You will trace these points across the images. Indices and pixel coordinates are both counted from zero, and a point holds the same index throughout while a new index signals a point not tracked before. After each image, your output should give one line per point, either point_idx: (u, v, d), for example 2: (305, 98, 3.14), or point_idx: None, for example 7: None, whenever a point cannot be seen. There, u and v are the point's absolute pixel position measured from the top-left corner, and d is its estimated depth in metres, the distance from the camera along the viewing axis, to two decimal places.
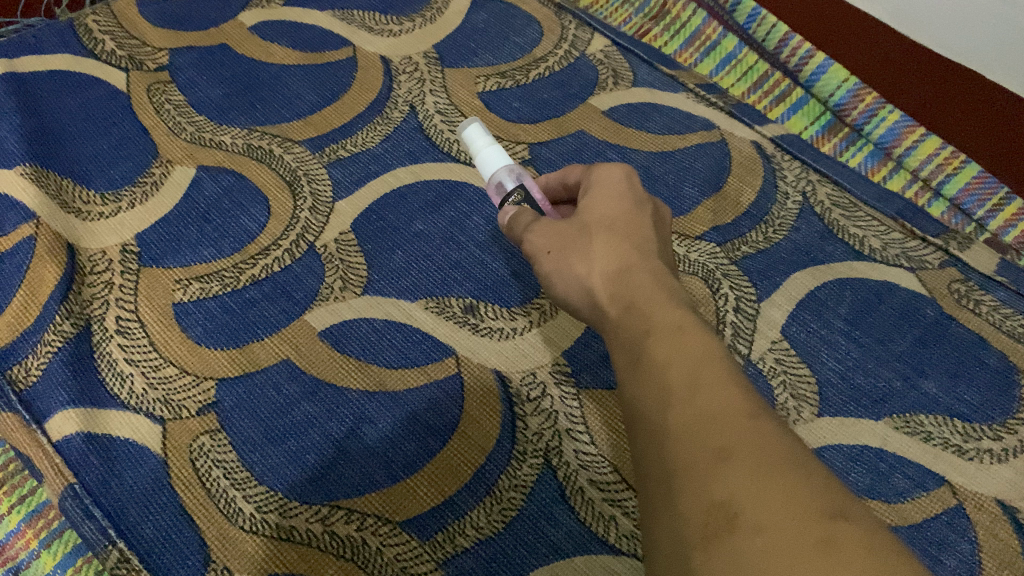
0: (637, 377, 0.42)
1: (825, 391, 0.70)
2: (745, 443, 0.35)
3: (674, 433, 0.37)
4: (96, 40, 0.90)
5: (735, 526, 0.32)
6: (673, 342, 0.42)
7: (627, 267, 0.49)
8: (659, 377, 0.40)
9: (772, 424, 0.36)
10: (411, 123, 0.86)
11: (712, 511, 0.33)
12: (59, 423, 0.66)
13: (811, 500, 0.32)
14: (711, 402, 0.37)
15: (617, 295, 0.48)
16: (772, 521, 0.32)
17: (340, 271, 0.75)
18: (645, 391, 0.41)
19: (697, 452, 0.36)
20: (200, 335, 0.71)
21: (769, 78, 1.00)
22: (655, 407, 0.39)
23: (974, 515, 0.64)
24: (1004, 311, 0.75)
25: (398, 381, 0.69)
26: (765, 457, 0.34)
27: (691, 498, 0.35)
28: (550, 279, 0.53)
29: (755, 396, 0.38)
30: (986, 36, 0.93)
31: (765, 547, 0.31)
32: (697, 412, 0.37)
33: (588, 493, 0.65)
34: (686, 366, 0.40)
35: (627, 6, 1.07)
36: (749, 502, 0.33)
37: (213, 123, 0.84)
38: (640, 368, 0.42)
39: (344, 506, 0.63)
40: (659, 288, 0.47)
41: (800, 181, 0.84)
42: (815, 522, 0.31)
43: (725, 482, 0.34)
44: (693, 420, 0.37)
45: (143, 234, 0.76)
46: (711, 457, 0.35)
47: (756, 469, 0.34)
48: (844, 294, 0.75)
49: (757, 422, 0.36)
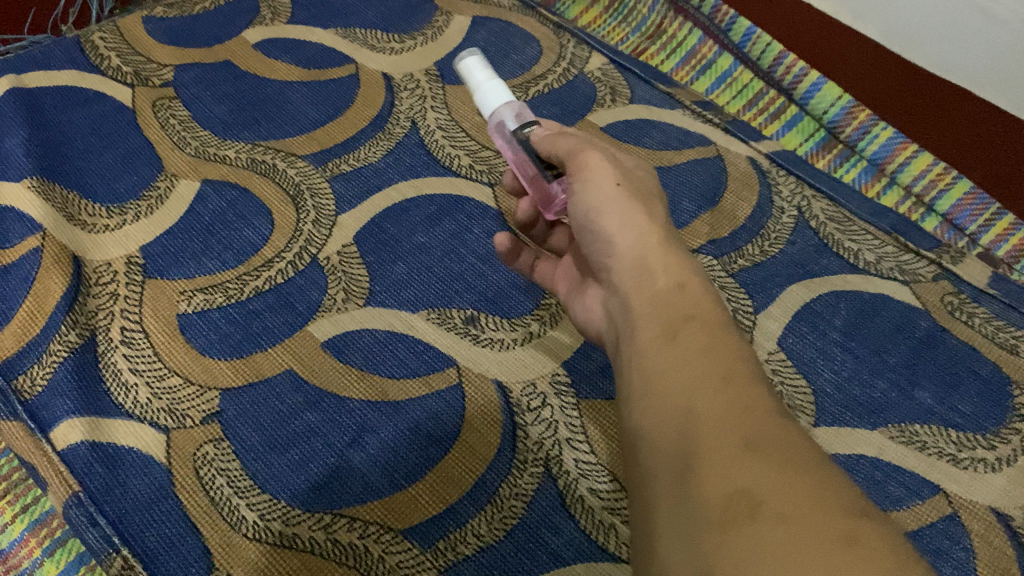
0: (672, 370, 0.46)
1: (821, 402, 0.71)
2: (771, 441, 0.39)
3: (703, 418, 0.42)
4: (102, 56, 0.91)
5: (756, 513, 0.36)
6: (706, 337, 0.47)
7: (673, 257, 0.53)
8: (691, 366, 0.45)
9: (794, 431, 0.41)
10: (413, 139, 0.88)
11: (734, 497, 0.37)
12: (64, 432, 0.66)
13: (832, 500, 0.36)
14: (742, 399, 0.42)
15: (669, 268, 0.52)
16: (794, 512, 0.35)
17: (343, 283, 0.76)
18: (677, 375, 0.45)
19: (725, 444, 0.40)
20: (204, 345, 0.71)
21: (764, 96, 1.02)
22: (686, 391, 0.44)
23: (969, 523, 0.65)
24: (996, 323, 0.77)
25: (400, 392, 0.70)
26: (788, 455, 0.38)
27: (714, 481, 0.39)
28: (606, 210, 0.55)
29: (778, 401, 0.43)
30: (976, 55, 0.95)
31: (786, 532, 0.35)
32: (727, 405, 0.42)
33: (588, 502, 0.66)
34: (719, 362, 0.45)
35: (624, 26, 1.10)
36: (771, 493, 0.37)
37: (218, 138, 0.86)
38: (672, 354, 0.47)
39: (347, 514, 0.64)
40: (703, 285, 0.51)
41: (796, 197, 0.86)
42: (834, 519, 0.35)
43: (751, 468, 0.38)
44: (723, 410, 0.42)
45: (148, 246, 0.77)
46: (738, 450, 0.39)
47: (780, 464, 0.38)
48: (840, 305, 0.77)
49: (781, 425, 0.41)
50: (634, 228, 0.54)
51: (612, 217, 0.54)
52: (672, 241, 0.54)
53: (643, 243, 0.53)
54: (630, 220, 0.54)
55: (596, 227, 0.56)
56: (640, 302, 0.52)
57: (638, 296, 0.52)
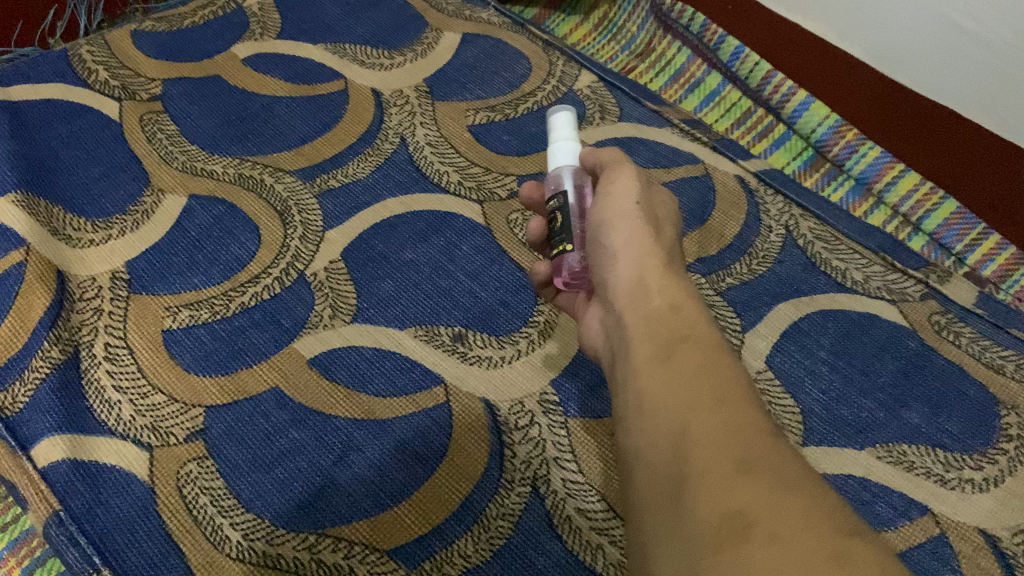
0: (665, 389, 0.46)
1: (809, 421, 0.70)
2: (765, 463, 0.39)
3: (697, 438, 0.42)
4: (90, 70, 0.91)
5: (749, 535, 0.36)
6: (702, 357, 0.47)
7: (670, 278, 0.53)
8: (685, 386, 0.45)
9: (787, 453, 0.41)
10: (401, 155, 0.87)
11: (728, 518, 0.37)
12: (45, 449, 0.65)
13: (828, 523, 0.36)
14: (736, 421, 0.42)
15: (666, 288, 0.52)
16: (786, 534, 0.35)
17: (329, 299, 0.76)
18: (670, 395, 0.45)
19: (718, 463, 0.40)
20: (188, 362, 0.71)
21: (752, 115, 1.02)
22: (680, 410, 0.44)
23: (956, 545, 0.64)
24: (983, 343, 0.77)
25: (387, 410, 0.69)
26: (782, 477, 0.38)
27: (707, 501, 0.39)
28: (615, 226, 0.56)
29: (771, 423, 0.43)
30: (960, 79, 0.95)
31: (779, 554, 0.35)
32: (720, 425, 0.42)
33: (575, 522, 0.65)
34: (713, 382, 0.45)
35: (613, 44, 1.11)
36: (764, 515, 0.37)
37: (206, 152, 0.85)
38: (664, 372, 0.46)
39: (331, 534, 0.63)
40: (700, 307, 0.51)
41: (784, 216, 0.86)
42: (829, 542, 0.35)
43: (745, 489, 0.38)
44: (717, 431, 0.41)
45: (134, 261, 0.77)
46: (731, 470, 0.39)
47: (774, 487, 0.38)
48: (827, 325, 0.77)
49: (775, 448, 0.41)
50: (635, 249, 0.55)
51: (618, 236, 0.56)
52: (671, 264, 0.55)
53: (643, 265, 0.54)
54: (634, 239, 0.55)
55: (598, 250, 0.57)
56: (633, 321, 0.52)
57: (632, 316, 0.52)
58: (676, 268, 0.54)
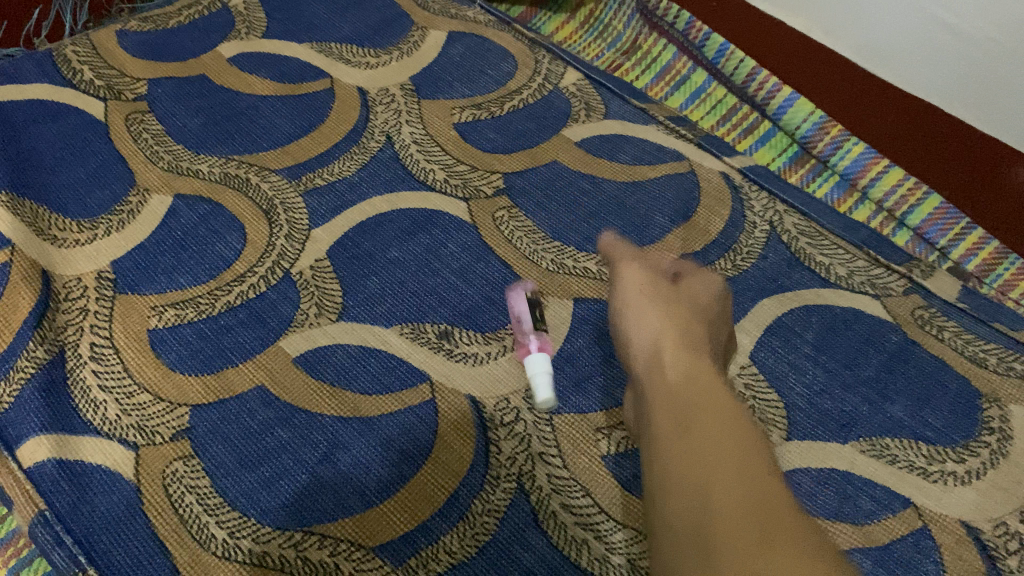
0: (688, 462, 0.46)
1: (793, 415, 0.71)
2: (788, 536, 0.40)
3: (720, 509, 0.42)
4: (75, 70, 0.91)
5: None
6: (724, 429, 0.48)
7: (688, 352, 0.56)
8: (708, 455, 0.46)
9: (809, 529, 0.41)
10: (387, 152, 0.87)
11: None
12: (30, 449, 0.65)
13: None
14: (759, 495, 0.43)
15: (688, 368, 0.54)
16: None
17: (315, 297, 0.76)
18: (694, 464, 0.46)
19: (742, 533, 0.40)
20: (174, 361, 0.71)
21: (738, 112, 1.03)
22: (703, 481, 0.44)
23: (939, 537, 0.65)
24: (966, 336, 0.77)
25: (372, 406, 0.69)
26: (807, 550, 0.39)
27: (730, 566, 0.39)
28: (625, 314, 0.63)
29: (792, 504, 0.44)
30: (944, 74, 0.95)
31: None
32: (743, 498, 0.43)
33: (560, 517, 0.65)
34: (734, 455, 0.45)
35: (599, 41, 1.12)
36: None
37: (191, 152, 0.85)
38: (687, 444, 0.47)
39: (318, 531, 0.63)
40: (720, 384, 0.52)
41: (768, 212, 0.86)
42: None
43: (769, 559, 0.38)
44: (741, 502, 0.42)
45: (119, 261, 0.77)
46: (755, 540, 0.40)
47: (800, 559, 0.38)
48: (811, 319, 0.77)
49: (797, 524, 0.41)
50: (647, 327, 0.60)
51: (631, 316, 0.62)
52: (693, 340, 0.58)
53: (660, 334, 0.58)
54: (644, 320, 0.61)
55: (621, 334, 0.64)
56: (656, 399, 0.53)
57: (656, 394, 0.53)
58: (700, 345, 0.57)
